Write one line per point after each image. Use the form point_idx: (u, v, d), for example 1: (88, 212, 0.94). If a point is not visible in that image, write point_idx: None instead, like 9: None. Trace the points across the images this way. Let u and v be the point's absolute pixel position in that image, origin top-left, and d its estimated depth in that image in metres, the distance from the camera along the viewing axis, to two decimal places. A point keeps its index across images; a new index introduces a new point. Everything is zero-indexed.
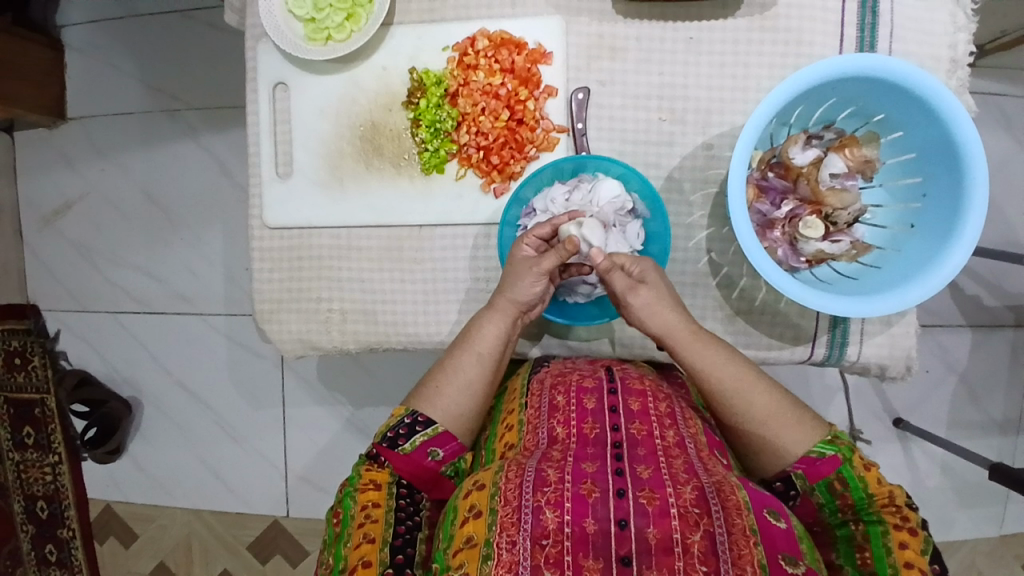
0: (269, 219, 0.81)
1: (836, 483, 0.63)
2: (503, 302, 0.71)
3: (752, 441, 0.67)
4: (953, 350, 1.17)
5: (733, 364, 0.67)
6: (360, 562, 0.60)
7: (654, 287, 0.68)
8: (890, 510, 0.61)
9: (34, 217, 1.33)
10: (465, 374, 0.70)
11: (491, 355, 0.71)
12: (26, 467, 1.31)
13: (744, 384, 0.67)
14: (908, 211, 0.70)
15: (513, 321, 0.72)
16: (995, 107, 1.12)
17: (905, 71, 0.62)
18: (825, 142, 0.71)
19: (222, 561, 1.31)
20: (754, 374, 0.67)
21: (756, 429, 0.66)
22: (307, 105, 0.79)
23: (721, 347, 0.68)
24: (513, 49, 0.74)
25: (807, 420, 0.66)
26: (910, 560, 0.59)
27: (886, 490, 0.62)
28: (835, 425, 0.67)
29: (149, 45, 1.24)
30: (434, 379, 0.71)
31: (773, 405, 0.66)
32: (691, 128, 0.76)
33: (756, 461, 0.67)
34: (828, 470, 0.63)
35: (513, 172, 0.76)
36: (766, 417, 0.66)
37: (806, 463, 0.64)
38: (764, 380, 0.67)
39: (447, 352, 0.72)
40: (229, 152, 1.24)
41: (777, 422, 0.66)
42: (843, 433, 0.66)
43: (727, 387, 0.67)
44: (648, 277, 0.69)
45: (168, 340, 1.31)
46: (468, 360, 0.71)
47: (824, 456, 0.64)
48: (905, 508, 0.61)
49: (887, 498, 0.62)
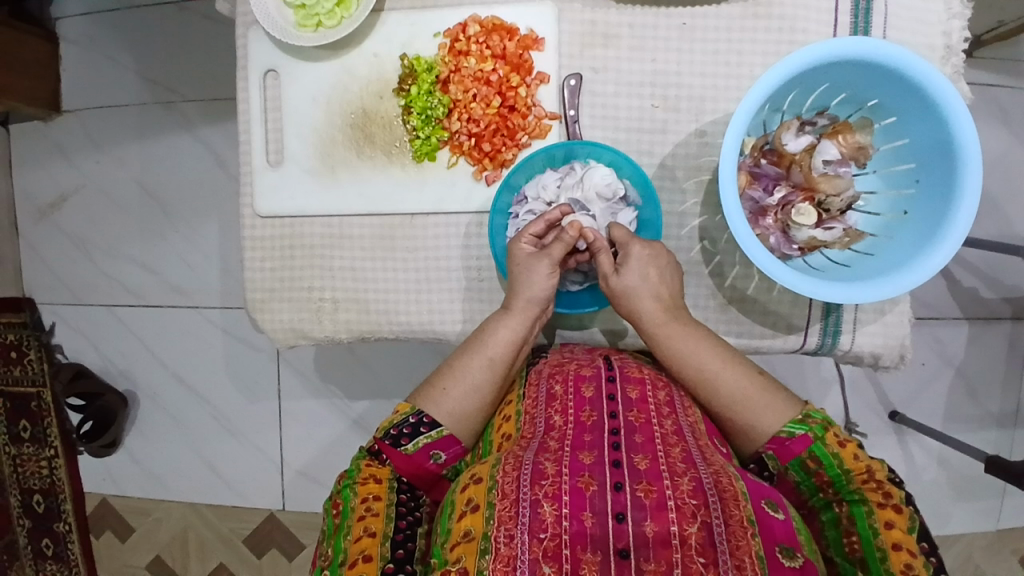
0: (261, 208, 0.80)
1: (809, 461, 0.62)
2: (521, 304, 0.71)
3: (726, 421, 0.67)
4: (950, 342, 1.16)
5: (702, 349, 0.68)
6: (361, 556, 0.59)
7: (631, 274, 0.69)
8: (871, 487, 0.60)
9: (30, 210, 1.33)
10: (472, 377, 0.69)
11: (502, 360, 0.70)
12: (23, 461, 1.31)
13: (717, 366, 0.67)
14: (901, 197, 0.70)
15: (530, 323, 0.72)
16: (993, 98, 1.12)
17: (898, 56, 0.62)
18: (818, 129, 0.71)
19: (218, 555, 1.31)
20: (726, 358, 0.68)
21: (724, 411, 0.67)
22: (299, 92, 0.79)
23: (695, 333, 0.69)
24: (505, 36, 0.74)
25: (782, 401, 0.66)
26: (898, 541, 0.57)
27: (863, 464, 0.61)
28: (810, 404, 0.66)
29: (143, 37, 1.24)
30: (442, 379, 0.70)
31: (743, 387, 0.66)
32: (684, 115, 0.75)
33: (737, 444, 0.67)
34: (800, 449, 0.62)
35: (505, 160, 0.76)
36: (737, 400, 0.66)
37: (777, 444, 0.63)
38: (737, 363, 0.68)
39: (456, 354, 0.71)
40: (224, 145, 1.23)
41: (747, 406, 0.66)
42: (817, 412, 0.65)
43: (699, 371, 0.67)
44: (631, 262, 0.69)
45: (164, 334, 1.30)
46: (478, 365, 0.70)
47: (794, 436, 0.63)
48: (886, 484, 0.60)
49: (865, 473, 0.61)
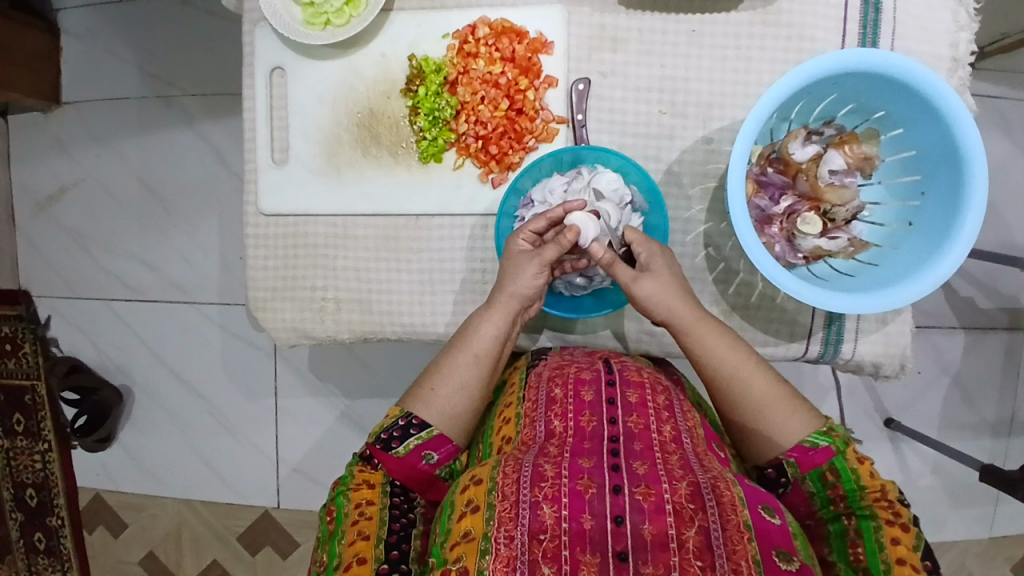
0: (264, 206, 0.80)
1: (828, 472, 0.63)
2: (504, 298, 0.70)
3: (747, 424, 0.67)
4: (947, 351, 1.17)
5: (735, 350, 0.68)
6: (355, 560, 0.58)
7: (654, 276, 0.67)
8: (882, 505, 0.60)
9: (27, 203, 1.31)
10: (459, 375, 0.69)
11: (488, 356, 0.70)
12: (15, 454, 1.29)
13: (745, 368, 0.67)
14: (906, 208, 0.70)
15: (513, 318, 0.71)
16: (994, 109, 1.12)
17: (908, 68, 0.62)
18: (825, 138, 0.71)
19: (212, 552, 1.30)
20: (754, 361, 0.67)
21: (747, 412, 0.66)
22: (305, 90, 0.78)
23: (725, 333, 0.68)
24: (514, 38, 0.74)
25: (805, 410, 0.66)
26: (903, 557, 0.58)
27: (879, 483, 0.62)
28: (831, 419, 0.67)
29: (145, 30, 1.23)
30: (430, 380, 0.70)
31: (769, 392, 0.66)
32: (691, 121, 0.76)
33: (750, 447, 0.67)
34: (822, 460, 0.63)
35: (511, 163, 0.76)
36: (766, 404, 0.66)
37: (799, 452, 0.64)
38: (764, 368, 0.67)
39: (442, 352, 0.71)
40: (226, 141, 1.23)
41: (772, 411, 0.66)
42: (839, 427, 0.66)
43: (728, 369, 0.67)
44: (649, 262, 0.68)
45: (161, 329, 1.30)
46: (464, 362, 0.70)
47: (818, 446, 0.63)
48: (897, 503, 0.60)
49: (880, 493, 0.61)
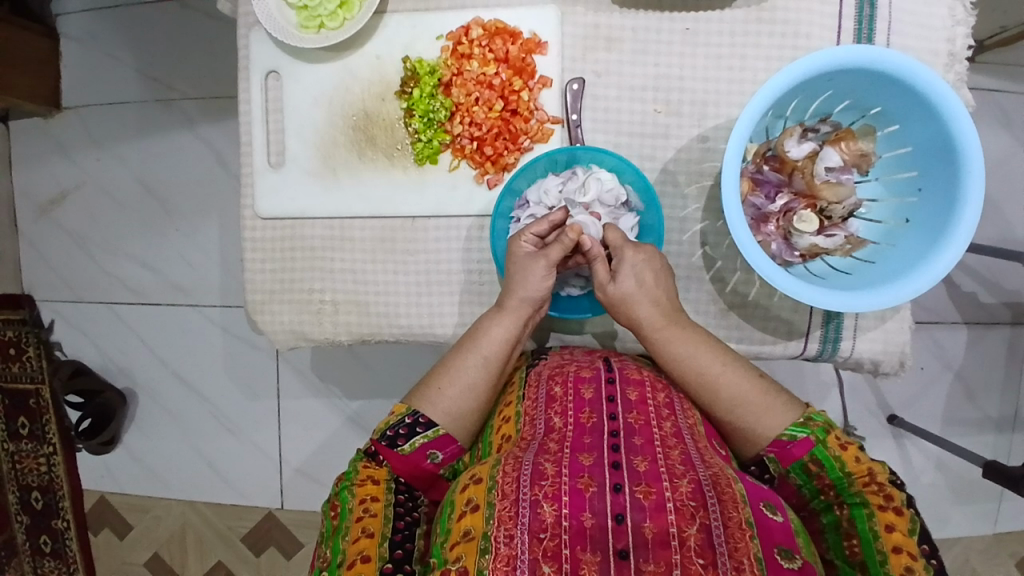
0: (262, 209, 0.80)
1: (811, 464, 0.63)
2: (514, 304, 0.71)
3: (724, 424, 0.68)
4: (949, 347, 1.17)
5: (703, 352, 0.68)
6: (360, 557, 0.58)
7: (628, 281, 0.68)
8: (872, 489, 0.60)
9: (30, 207, 1.32)
10: (466, 376, 0.70)
11: (496, 359, 0.70)
12: (21, 458, 1.30)
13: (717, 370, 0.67)
14: (903, 205, 0.70)
15: (524, 322, 0.72)
16: (995, 103, 1.12)
17: (902, 65, 0.62)
18: (822, 136, 0.71)
19: (216, 553, 1.31)
20: (726, 361, 0.68)
21: (725, 415, 0.67)
22: (301, 93, 0.78)
23: (694, 337, 0.69)
24: (508, 38, 0.74)
25: (782, 402, 0.66)
26: (898, 544, 0.57)
27: (865, 467, 0.61)
28: (812, 407, 0.67)
29: (144, 33, 1.23)
30: (436, 379, 0.70)
31: (743, 390, 0.66)
32: (686, 120, 0.75)
33: (736, 445, 0.68)
34: (801, 453, 0.63)
35: (506, 163, 0.76)
36: (737, 403, 0.66)
37: (778, 447, 0.64)
38: (737, 366, 0.68)
39: (450, 352, 0.72)
40: (225, 144, 1.23)
41: (749, 409, 0.66)
42: (819, 415, 0.66)
43: (700, 375, 0.67)
44: (624, 267, 0.69)
45: (163, 332, 1.30)
46: (472, 364, 0.70)
47: (795, 440, 0.63)
48: (888, 487, 0.60)
49: (867, 476, 0.61)
